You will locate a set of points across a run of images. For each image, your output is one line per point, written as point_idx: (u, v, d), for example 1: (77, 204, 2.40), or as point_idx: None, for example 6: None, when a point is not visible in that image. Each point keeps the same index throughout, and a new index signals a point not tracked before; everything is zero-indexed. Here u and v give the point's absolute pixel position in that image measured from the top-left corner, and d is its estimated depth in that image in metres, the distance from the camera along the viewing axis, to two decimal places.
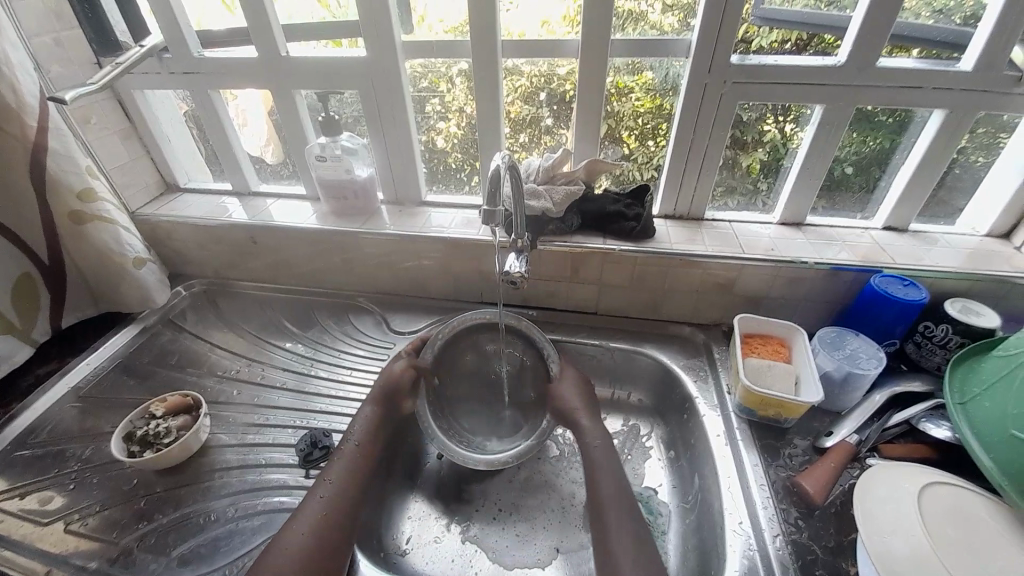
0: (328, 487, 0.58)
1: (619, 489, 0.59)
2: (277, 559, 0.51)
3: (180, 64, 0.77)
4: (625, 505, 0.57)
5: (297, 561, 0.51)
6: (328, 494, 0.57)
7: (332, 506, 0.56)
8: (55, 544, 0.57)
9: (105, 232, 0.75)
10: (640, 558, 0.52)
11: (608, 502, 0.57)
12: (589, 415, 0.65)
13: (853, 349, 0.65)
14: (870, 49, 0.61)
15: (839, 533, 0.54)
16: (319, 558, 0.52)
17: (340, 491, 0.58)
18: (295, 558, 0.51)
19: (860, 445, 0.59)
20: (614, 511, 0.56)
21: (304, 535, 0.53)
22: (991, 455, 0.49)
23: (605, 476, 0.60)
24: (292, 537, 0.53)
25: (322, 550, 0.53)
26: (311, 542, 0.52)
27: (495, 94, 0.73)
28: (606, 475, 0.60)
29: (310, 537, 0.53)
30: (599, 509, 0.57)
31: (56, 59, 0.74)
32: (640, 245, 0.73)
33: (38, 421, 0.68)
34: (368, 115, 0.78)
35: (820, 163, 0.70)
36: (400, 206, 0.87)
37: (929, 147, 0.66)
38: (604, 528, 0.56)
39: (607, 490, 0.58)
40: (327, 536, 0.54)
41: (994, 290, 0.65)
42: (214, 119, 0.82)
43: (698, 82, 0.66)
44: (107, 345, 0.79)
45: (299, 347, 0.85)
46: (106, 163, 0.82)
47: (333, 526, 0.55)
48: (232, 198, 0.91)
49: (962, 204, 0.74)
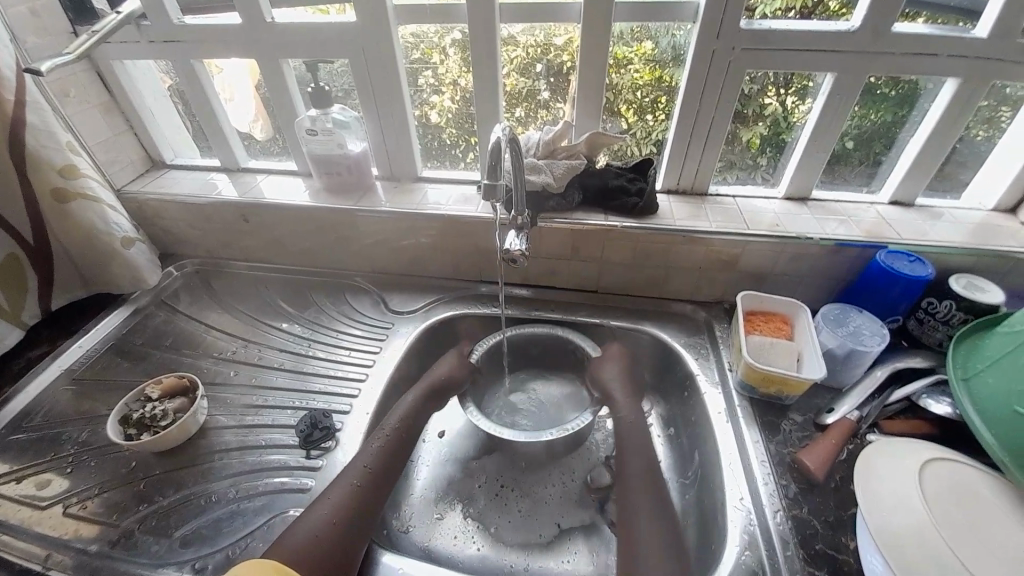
0: (358, 474, 0.57)
1: (647, 471, 0.59)
2: (292, 541, 0.49)
3: (160, 32, 0.73)
4: (652, 489, 0.57)
5: (315, 540, 0.50)
6: (357, 479, 0.57)
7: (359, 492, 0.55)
8: (55, 527, 0.57)
9: (89, 210, 0.73)
10: (658, 529, 0.52)
11: (634, 484, 0.58)
12: (623, 393, 0.68)
13: (856, 326, 0.64)
14: (884, 15, 0.58)
15: (838, 507, 0.54)
16: (335, 541, 0.50)
17: (367, 477, 0.57)
18: (316, 541, 0.50)
19: (861, 422, 0.60)
20: (641, 492, 0.57)
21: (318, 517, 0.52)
22: (994, 433, 0.49)
23: (635, 457, 0.61)
24: (305, 523, 0.52)
25: (341, 533, 0.51)
26: (328, 524, 0.51)
27: (491, 66, 0.70)
28: (636, 458, 0.61)
29: (327, 517, 0.52)
30: (626, 496, 0.57)
31: (31, 29, 0.70)
32: (642, 221, 0.71)
33: (32, 405, 0.68)
34: (360, 88, 0.75)
35: (827, 135, 0.68)
36: (396, 182, 0.85)
37: (938, 120, 0.64)
38: (629, 509, 0.55)
39: (636, 474, 0.59)
40: (347, 517, 0.53)
41: (999, 266, 0.65)
42: (197, 92, 0.79)
43: (705, 50, 0.64)
44: (98, 327, 0.77)
45: (296, 327, 0.83)
46: (87, 139, 0.79)
47: (355, 511, 0.54)
48: (221, 175, 0.88)
49: (968, 178, 0.72)
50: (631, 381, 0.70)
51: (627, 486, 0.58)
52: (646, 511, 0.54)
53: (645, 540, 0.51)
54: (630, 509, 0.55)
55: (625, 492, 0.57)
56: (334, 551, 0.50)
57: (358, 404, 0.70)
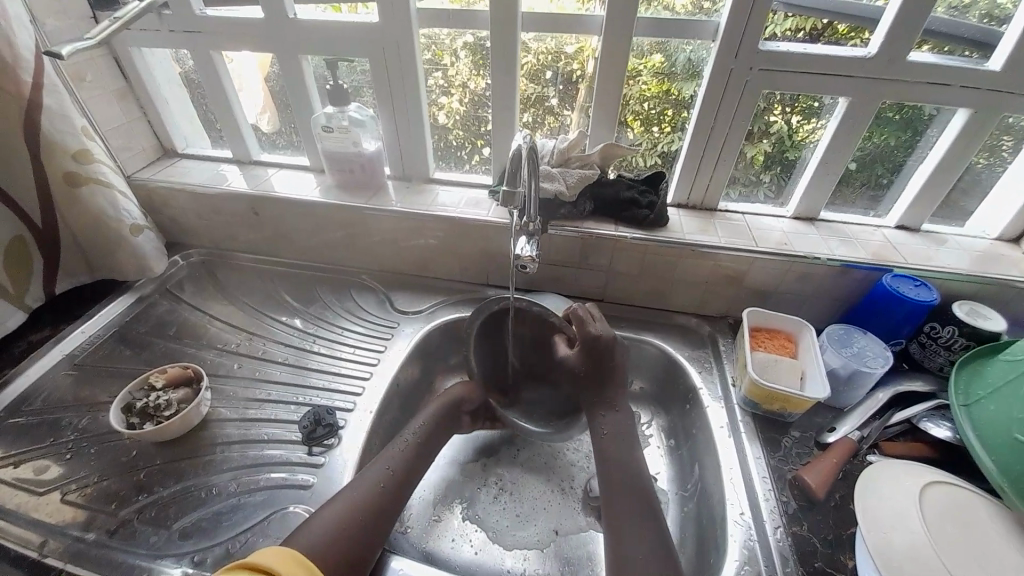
0: (385, 477, 0.55)
1: (639, 481, 0.57)
2: (312, 534, 0.47)
3: (179, 21, 0.73)
4: (637, 503, 0.55)
5: (338, 534, 0.48)
6: (380, 482, 0.54)
7: (382, 492, 0.53)
8: (52, 514, 0.56)
9: (101, 196, 0.73)
10: (650, 547, 0.50)
11: (619, 503, 0.55)
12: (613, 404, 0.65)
13: (860, 347, 0.65)
14: (901, 42, 0.59)
15: (838, 526, 0.54)
16: (357, 535, 0.49)
17: (389, 480, 0.55)
18: (331, 533, 0.48)
19: (861, 443, 0.60)
20: (633, 502, 0.55)
21: (337, 511, 0.50)
22: (994, 459, 0.49)
23: (619, 468, 0.59)
24: (324, 515, 0.49)
25: (360, 525, 0.50)
26: (353, 522, 0.49)
27: (508, 72, 0.71)
28: (625, 472, 0.58)
29: (346, 511, 0.50)
30: (612, 509, 0.55)
31: (50, 11, 0.70)
32: (652, 233, 0.72)
33: (31, 389, 0.67)
34: (374, 87, 0.76)
35: (836, 157, 0.69)
36: (406, 181, 0.85)
37: (947, 148, 0.66)
38: (619, 524, 0.53)
39: (622, 492, 0.56)
40: (368, 515, 0.51)
41: (1002, 294, 0.66)
42: (211, 83, 0.79)
43: (721, 71, 0.65)
44: (102, 313, 0.77)
45: (299, 321, 0.83)
46: (100, 124, 0.78)
47: (380, 512, 0.52)
48: (230, 166, 0.88)
49: (973, 206, 0.73)
50: (605, 372, 0.66)
51: (614, 500, 0.56)
52: (639, 526, 0.53)
53: (638, 553, 0.50)
54: (618, 525, 0.53)
55: (614, 502, 0.56)
56: (355, 543, 0.48)
57: (361, 402, 0.70)
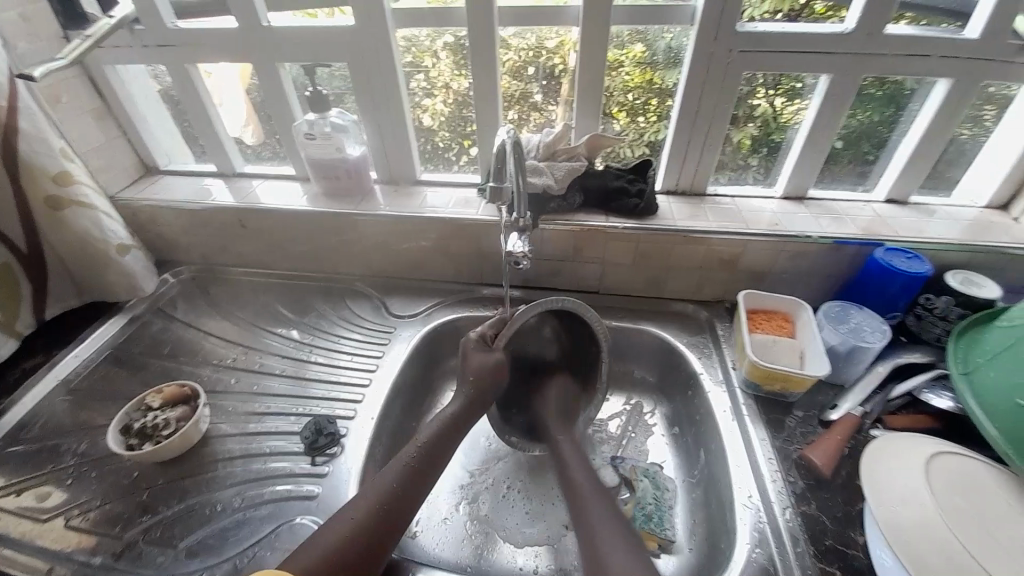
0: (385, 483, 0.54)
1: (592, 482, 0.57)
2: (314, 552, 0.47)
3: (153, 36, 0.72)
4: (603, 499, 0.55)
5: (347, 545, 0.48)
6: (389, 490, 0.53)
7: (384, 500, 0.52)
8: (56, 540, 0.55)
9: (85, 218, 0.72)
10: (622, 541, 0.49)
11: (588, 495, 0.55)
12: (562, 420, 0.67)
13: (857, 323, 0.65)
14: (880, 15, 0.59)
15: (846, 502, 0.54)
16: (364, 545, 0.49)
17: (405, 486, 0.54)
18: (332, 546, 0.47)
19: (864, 418, 0.61)
20: (595, 504, 0.54)
21: (344, 525, 0.49)
22: (996, 424, 0.49)
23: (575, 472, 0.59)
24: (333, 530, 0.49)
25: (369, 535, 0.49)
26: (356, 534, 0.49)
27: (489, 68, 0.70)
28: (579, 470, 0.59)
29: (352, 525, 0.49)
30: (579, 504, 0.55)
31: (22, 34, 0.69)
32: (643, 222, 0.72)
33: (29, 416, 0.67)
34: (357, 92, 0.75)
35: (821, 136, 0.69)
36: (394, 185, 0.84)
37: (931, 120, 0.66)
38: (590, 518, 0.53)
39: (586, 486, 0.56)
40: (372, 525, 0.50)
41: (994, 262, 0.66)
42: (191, 97, 0.78)
43: (703, 53, 0.64)
44: (93, 336, 0.76)
45: (294, 332, 0.83)
46: (80, 145, 0.78)
47: (387, 519, 0.51)
48: (216, 180, 0.87)
49: (959, 176, 0.74)
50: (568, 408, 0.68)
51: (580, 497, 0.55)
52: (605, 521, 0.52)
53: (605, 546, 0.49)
54: (586, 519, 0.52)
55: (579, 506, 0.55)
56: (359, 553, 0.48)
57: (362, 410, 0.70)
